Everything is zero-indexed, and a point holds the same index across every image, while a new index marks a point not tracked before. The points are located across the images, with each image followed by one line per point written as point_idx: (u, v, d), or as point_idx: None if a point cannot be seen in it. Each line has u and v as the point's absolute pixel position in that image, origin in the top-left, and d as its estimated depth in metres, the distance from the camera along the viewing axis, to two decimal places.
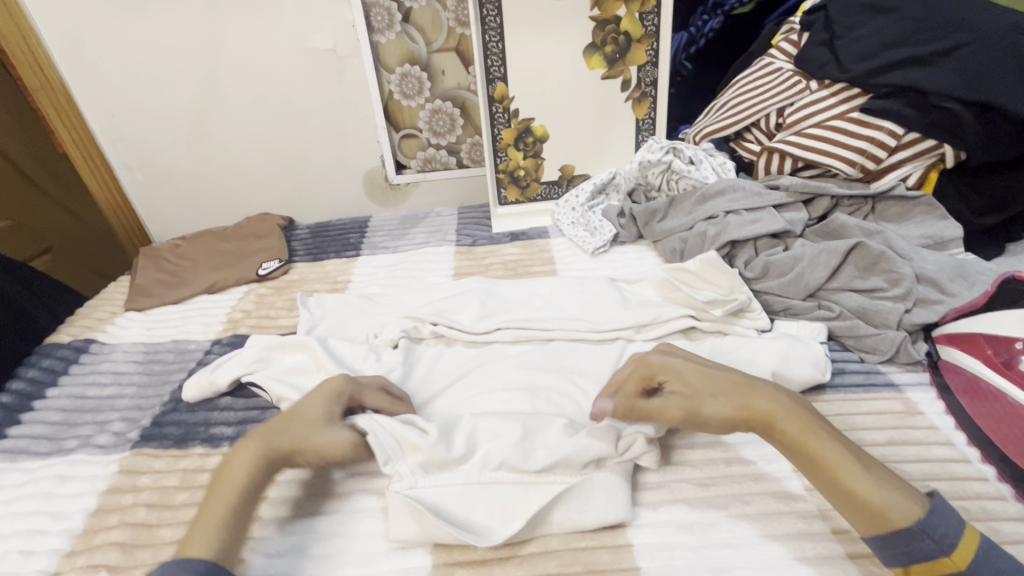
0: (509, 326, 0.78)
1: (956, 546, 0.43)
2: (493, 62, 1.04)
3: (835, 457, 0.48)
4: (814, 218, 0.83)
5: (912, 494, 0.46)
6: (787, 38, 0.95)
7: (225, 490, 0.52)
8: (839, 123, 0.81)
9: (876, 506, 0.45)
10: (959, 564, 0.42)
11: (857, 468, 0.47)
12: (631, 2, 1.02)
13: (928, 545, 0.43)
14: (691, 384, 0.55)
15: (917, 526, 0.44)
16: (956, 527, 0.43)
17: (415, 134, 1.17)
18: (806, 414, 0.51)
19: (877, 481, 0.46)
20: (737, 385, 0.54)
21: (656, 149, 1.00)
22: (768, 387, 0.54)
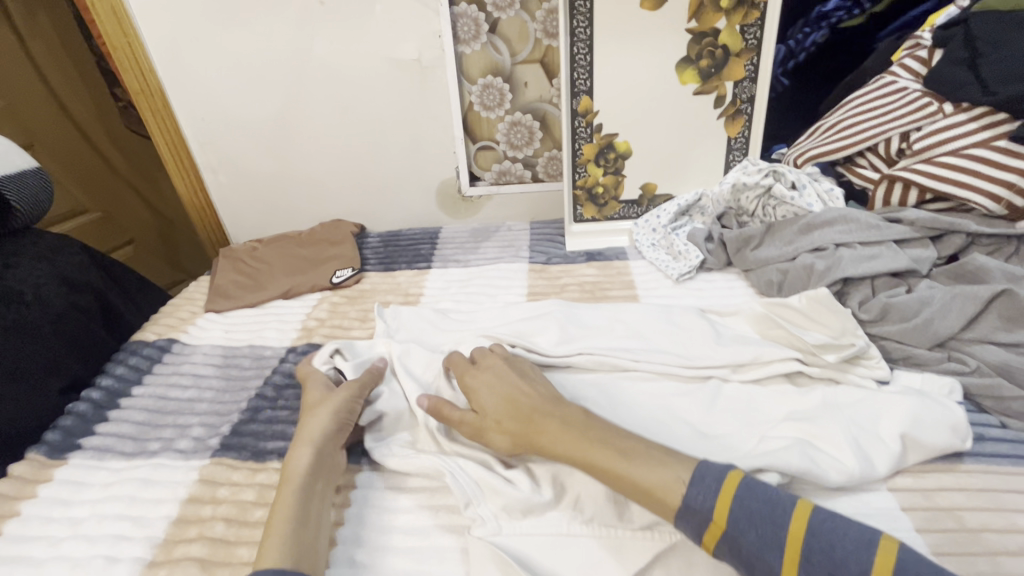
0: (591, 352, 0.72)
1: (715, 500, 0.46)
2: (580, 75, 1.00)
3: (600, 461, 0.52)
4: (943, 257, 0.74)
5: (682, 469, 0.49)
6: (913, 54, 0.86)
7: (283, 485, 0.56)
8: (981, 152, 0.71)
9: (650, 492, 0.48)
10: (722, 523, 0.45)
11: (623, 462, 0.51)
12: (733, 14, 0.95)
13: (693, 515, 0.46)
14: (481, 409, 0.61)
15: (681, 502, 0.47)
16: (718, 475, 0.47)
17: (491, 146, 1.15)
18: (579, 429, 0.55)
19: (641, 470, 0.50)
20: (522, 408, 0.59)
21: (753, 172, 0.93)
22: (548, 405, 0.58)
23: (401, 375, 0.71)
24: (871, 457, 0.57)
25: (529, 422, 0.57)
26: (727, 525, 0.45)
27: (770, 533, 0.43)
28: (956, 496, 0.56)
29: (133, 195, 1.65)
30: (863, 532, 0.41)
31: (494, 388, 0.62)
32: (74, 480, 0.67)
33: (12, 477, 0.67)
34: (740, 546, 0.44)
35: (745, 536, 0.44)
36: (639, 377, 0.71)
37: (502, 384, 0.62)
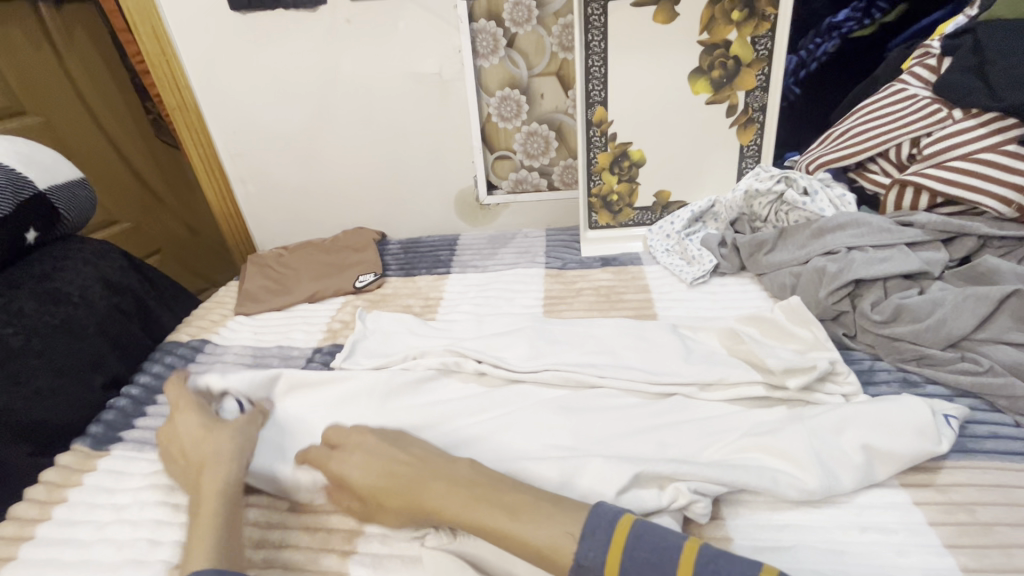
0: (558, 368, 0.75)
1: (607, 553, 0.46)
2: (594, 86, 1.04)
3: (485, 521, 0.50)
4: (955, 259, 0.75)
5: (570, 521, 0.48)
6: (922, 62, 0.87)
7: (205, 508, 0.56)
8: (991, 156, 0.73)
9: (539, 550, 0.47)
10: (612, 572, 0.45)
11: (510, 522, 0.49)
12: (744, 26, 0.98)
13: (586, 573, 0.46)
14: (359, 492, 0.56)
15: (573, 560, 0.46)
16: (608, 522, 0.47)
17: (508, 156, 1.19)
18: (460, 490, 0.53)
19: (527, 527, 0.48)
20: (399, 482, 0.55)
21: (766, 178, 0.96)
22: (430, 472, 0.55)
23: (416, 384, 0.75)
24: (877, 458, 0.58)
25: (410, 500, 0.54)
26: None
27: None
28: (970, 490, 0.57)
29: (141, 187, 1.65)
30: (744, 563, 0.43)
31: (352, 466, 0.57)
32: (117, 469, 0.71)
33: (59, 466, 0.71)
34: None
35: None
36: (605, 393, 0.74)
37: (358, 456, 0.58)
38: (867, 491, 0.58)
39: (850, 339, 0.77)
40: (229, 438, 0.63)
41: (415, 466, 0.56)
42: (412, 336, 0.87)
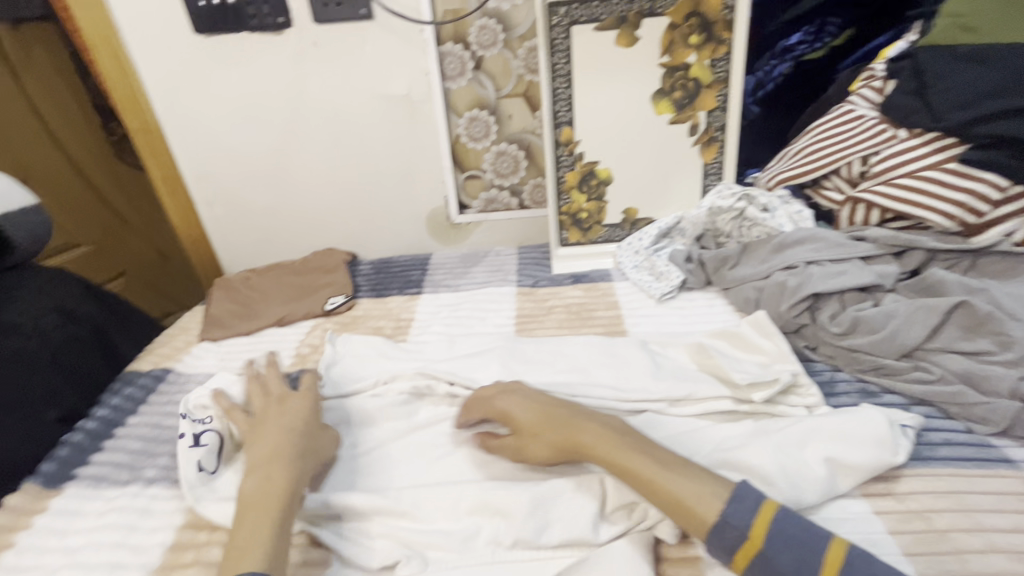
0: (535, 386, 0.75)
1: (753, 522, 0.50)
2: (561, 108, 1.06)
3: (637, 467, 0.56)
4: (906, 271, 0.78)
5: (716, 485, 0.53)
6: (868, 84, 0.92)
7: (264, 497, 0.56)
8: (932, 174, 0.77)
9: (681, 501, 0.52)
10: (758, 542, 0.49)
11: (664, 475, 0.54)
12: (702, 49, 1.02)
13: (729, 530, 0.50)
14: (518, 426, 0.64)
15: (719, 517, 0.51)
16: (756, 498, 0.51)
17: (478, 175, 1.19)
18: (611, 439, 0.59)
19: (674, 479, 0.54)
20: (556, 417, 0.62)
21: (728, 195, 0.98)
22: (585, 416, 0.62)
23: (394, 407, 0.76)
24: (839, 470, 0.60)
25: (565, 436, 0.61)
26: (764, 545, 0.49)
27: (801, 559, 0.47)
28: (925, 498, 0.59)
29: (89, 194, 1.57)
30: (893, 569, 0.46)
31: (535, 410, 0.64)
32: (71, 509, 0.68)
33: (8, 509, 0.68)
34: (770, 562, 0.48)
35: (775, 558, 0.48)
36: (579, 411, 0.73)
37: (547, 403, 0.65)
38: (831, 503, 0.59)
39: (812, 352, 0.79)
40: (296, 433, 0.64)
41: (583, 411, 0.63)
42: (381, 358, 0.85)
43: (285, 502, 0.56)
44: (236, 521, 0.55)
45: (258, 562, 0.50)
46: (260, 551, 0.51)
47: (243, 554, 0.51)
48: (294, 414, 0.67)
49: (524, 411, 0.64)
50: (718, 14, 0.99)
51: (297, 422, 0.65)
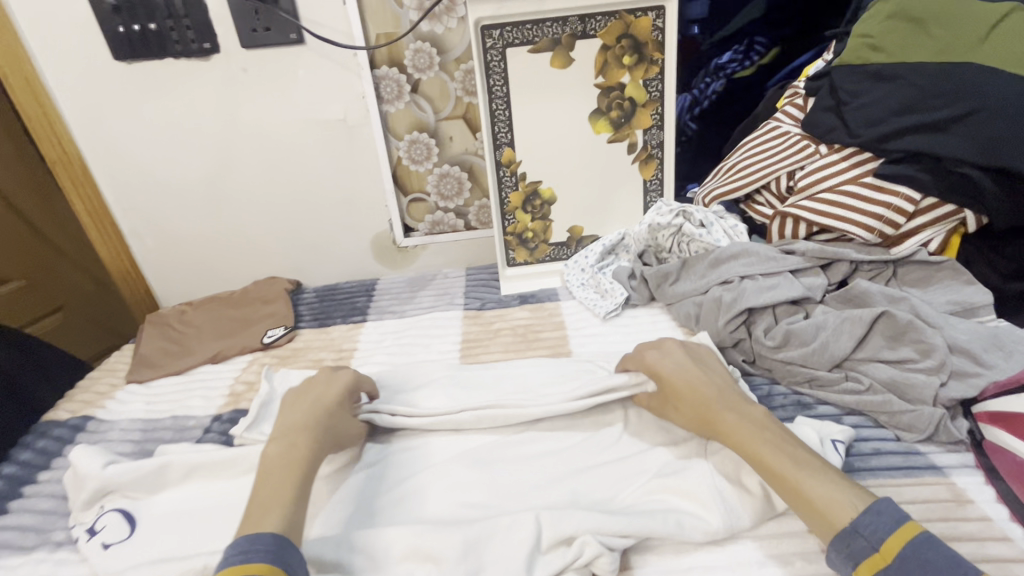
0: (481, 410, 0.73)
1: (886, 535, 0.49)
2: (500, 129, 1.06)
3: (766, 455, 0.57)
4: (833, 283, 0.80)
5: (857, 496, 0.52)
6: (792, 102, 0.95)
7: (289, 469, 0.59)
8: (852, 188, 0.79)
9: (815, 503, 0.53)
10: (888, 557, 0.48)
11: (800, 473, 0.55)
12: (635, 70, 1.04)
13: (858, 539, 0.50)
14: (665, 386, 0.69)
15: (850, 524, 0.50)
16: (897, 516, 0.50)
17: (423, 198, 1.18)
18: (757, 427, 0.61)
19: (814, 481, 0.54)
20: (702, 396, 0.65)
21: (666, 213, 0.99)
22: (727, 401, 0.64)
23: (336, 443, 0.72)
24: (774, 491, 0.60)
25: (705, 414, 0.64)
26: (897, 560, 0.47)
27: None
28: None
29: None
30: None
31: (697, 380, 0.67)
32: None
33: None
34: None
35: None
36: (524, 439, 0.72)
37: (715, 384, 0.67)
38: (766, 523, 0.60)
39: (750, 366, 0.80)
40: (325, 413, 0.67)
41: (728, 394, 0.66)
42: None
43: (306, 473, 0.59)
44: (257, 478, 0.58)
45: (275, 524, 0.53)
46: (278, 513, 0.54)
47: (262, 516, 0.53)
48: (325, 391, 0.70)
49: (681, 383, 0.68)
50: (649, 35, 1.01)
51: (323, 402, 0.68)
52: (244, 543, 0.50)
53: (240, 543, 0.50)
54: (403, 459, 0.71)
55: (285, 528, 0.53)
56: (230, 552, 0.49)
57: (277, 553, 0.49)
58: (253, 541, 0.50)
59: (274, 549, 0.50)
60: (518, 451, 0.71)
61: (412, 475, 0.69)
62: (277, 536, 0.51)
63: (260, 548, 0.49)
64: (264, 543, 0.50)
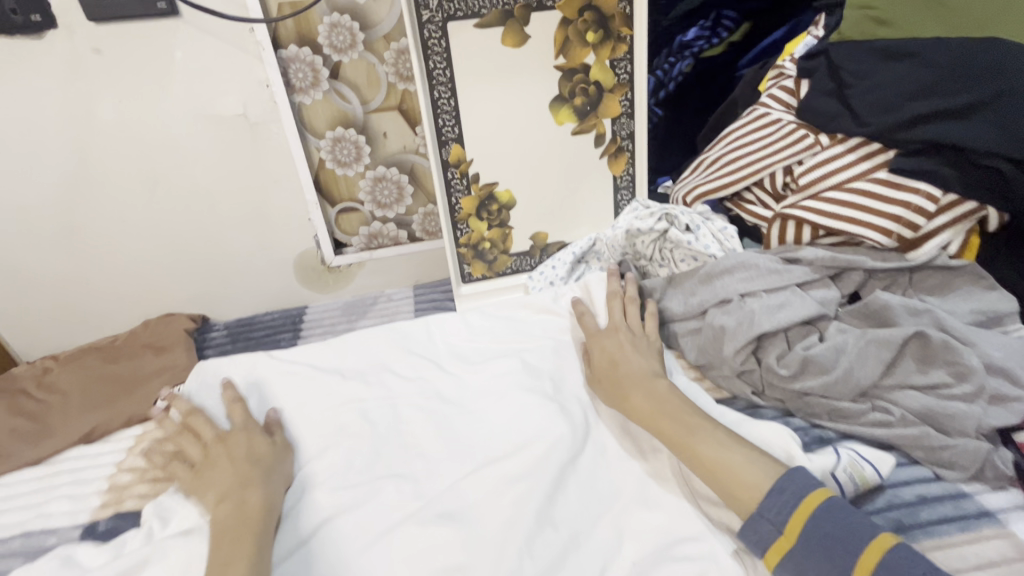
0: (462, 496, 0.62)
1: (788, 516, 0.52)
2: (445, 122, 0.88)
3: (674, 431, 0.61)
4: (845, 295, 0.70)
5: (765, 474, 0.55)
6: (778, 84, 0.84)
7: (243, 521, 0.58)
8: (864, 186, 0.69)
9: (720, 479, 0.56)
10: (792, 538, 0.51)
11: (698, 444, 0.59)
12: (600, 48, 0.88)
13: (766, 526, 0.52)
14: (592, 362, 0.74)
15: (759, 508, 0.53)
16: (796, 494, 0.53)
17: (355, 208, 0.98)
18: (661, 403, 0.64)
19: (718, 454, 0.58)
20: (617, 371, 0.70)
21: (646, 216, 0.86)
22: (640, 374, 0.69)
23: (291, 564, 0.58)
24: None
25: (619, 391, 0.68)
26: (799, 541, 0.51)
27: (839, 561, 0.48)
28: None
29: None
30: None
31: (618, 354, 0.72)
32: None
33: None
34: (805, 560, 0.50)
35: (812, 559, 0.50)
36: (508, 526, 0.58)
37: (632, 357, 0.71)
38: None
39: (759, 397, 0.70)
40: (248, 455, 0.65)
41: (641, 367, 0.70)
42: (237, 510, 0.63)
43: (261, 527, 0.58)
44: (213, 547, 0.56)
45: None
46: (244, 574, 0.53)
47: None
48: (246, 436, 0.67)
49: (602, 360, 0.73)
50: (615, 7, 0.86)
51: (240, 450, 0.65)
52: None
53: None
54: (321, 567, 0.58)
55: None
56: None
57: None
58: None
59: None
60: (500, 542, 0.58)
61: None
62: None
63: None
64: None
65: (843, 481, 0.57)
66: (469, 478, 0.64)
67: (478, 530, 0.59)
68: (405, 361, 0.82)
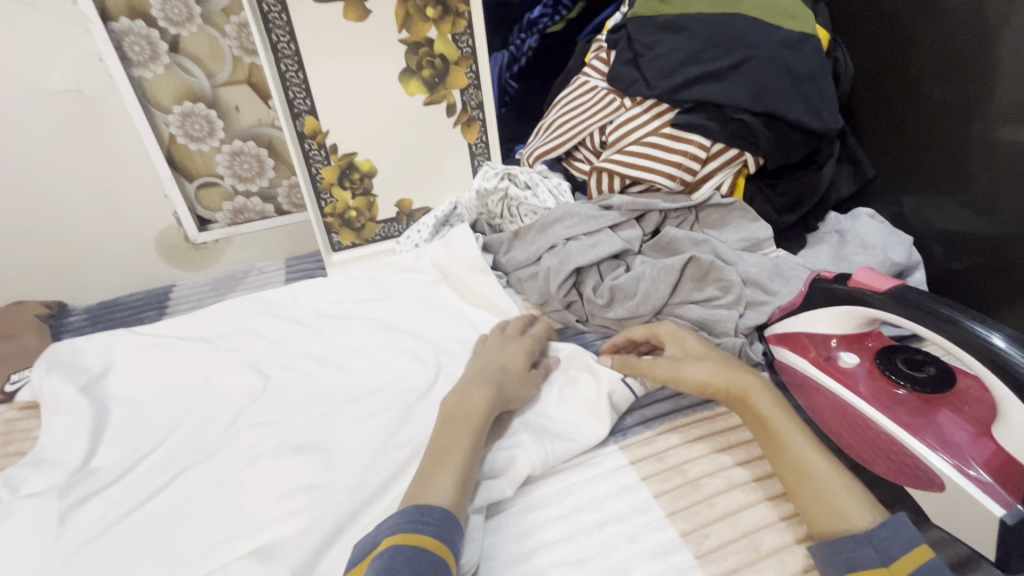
0: (316, 429, 0.68)
1: (901, 553, 0.45)
2: (295, 94, 0.92)
3: (783, 432, 0.56)
4: (647, 233, 0.84)
5: (871, 509, 0.49)
6: (598, 56, 0.95)
7: (467, 419, 0.58)
8: (654, 139, 0.82)
9: (830, 498, 0.50)
10: (898, 573, 0.44)
11: (813, 454, 0.54)
12: (440, 23, 0.95)
13: (870, 545, 0.46)
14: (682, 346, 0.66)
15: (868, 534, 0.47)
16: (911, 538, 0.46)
17: (215, 182, 1.00)
18: (773, 402, 0.59)
19: (831, 471, 0.52)
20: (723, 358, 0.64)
21: (492, 176, 0.95)
22: (744, 370, 0.62)
23: (188, 517, 0.59)
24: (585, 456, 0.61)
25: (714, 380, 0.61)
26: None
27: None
28: (682, 450, 0.61)
29: None
30: None
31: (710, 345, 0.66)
32: None
33: None
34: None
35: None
36: (351, 449, 0.65)
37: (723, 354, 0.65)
38: (587, 466, 0.61)
39: (584, 324, 0.82)
40: (499, 364, 0.66)
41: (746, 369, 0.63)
42: (94, 468, 0.66)
43: (481, 429, 0.58)
44: (441, 421, 0.60)
45: (441, 496, 0.52)
46: (450, 475, 0.53)
47: (434, 484, 0.52)
48: (518, 347, 0.69)
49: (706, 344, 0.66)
50: None
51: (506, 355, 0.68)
52: (384, 566, 0.45)
53: (409, 512, 0.50)
54: (174, 504, 0.61)
55: (452, 502, 0.52)
56: (399, 519, 0.49)
57: (442, 529, 0.49)
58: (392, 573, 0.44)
59: (444, 526, 0.49)
60: (351, 461, 0.63)
61: (186, 530, 0.58)
62: (443, 509, 0.50)
63: (412, 517, 0.49)
64: (436, 517, 0.49)
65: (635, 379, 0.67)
66: (329, 415, 0.70)
67: (334, 456, 0.64)
68: (271, 325, 0.85)
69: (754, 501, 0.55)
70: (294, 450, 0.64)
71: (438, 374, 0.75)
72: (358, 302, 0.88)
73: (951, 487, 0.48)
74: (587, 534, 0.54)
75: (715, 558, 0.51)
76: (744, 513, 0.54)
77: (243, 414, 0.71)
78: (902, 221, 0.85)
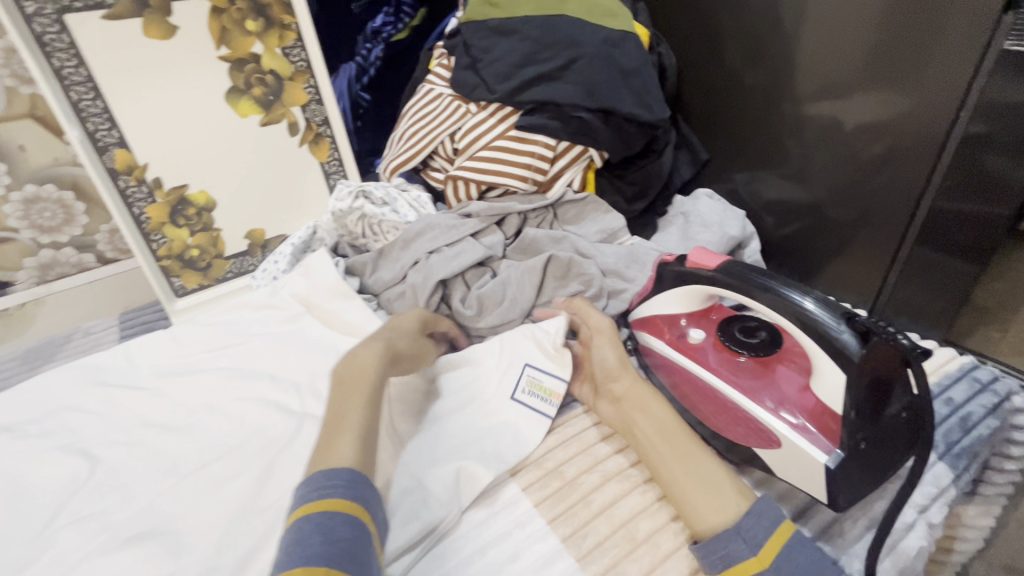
0: (155, 509, 0.59)
1: (766, 541, 0.46)
2: (97, 124, 0.80)
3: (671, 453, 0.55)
4: (509, 236, 0.84)
5: (738, 500, 0.50)
6: (440, 63, 0.93)
7: (358, 385, 0.56)
8: (502, 143, 0.81)
9: (708, 499, 0.50)
10: (766, 562, 0.45)
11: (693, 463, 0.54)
12: (265, 36, 0.87)
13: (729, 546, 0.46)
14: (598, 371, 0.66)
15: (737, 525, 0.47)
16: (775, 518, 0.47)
17: (12, 237, 0.99)
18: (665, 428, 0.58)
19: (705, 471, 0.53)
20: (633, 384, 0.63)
21: (345, 195, 0.90)
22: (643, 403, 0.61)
23: None
24: (468, 475, 0.57)
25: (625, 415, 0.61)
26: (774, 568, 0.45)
27: None
28: (559, 453, 0.61)
29: None
30: None
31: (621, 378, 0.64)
32: None
33: None
34: None
35: None
36: (199, 520, 0.57)
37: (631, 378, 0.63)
38: None
39: None
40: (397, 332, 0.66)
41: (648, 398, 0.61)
42: None
43: (376, 382, 0.57)
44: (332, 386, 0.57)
45: (348, 457, 0.47)
46: (352, 432, 0.50)
47: (337, 445, 0.48)
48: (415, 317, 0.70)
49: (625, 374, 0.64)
50: None
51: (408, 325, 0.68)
52: (292, 538, 0.39)
53: (317, 479, 0.44)
54: None
55: (362, 459, 0.47)
56: (305, 487, 0.43)
57: (353, 488, 0.44)
58: (300, 544, 0.39)
59: (357, 484, 0.44)
60: (198, 535, 0.56)
61: None
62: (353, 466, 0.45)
63: (319, 484, 0.43)
64: (343, 478, 0.44)
65: (530, 403, 0.64)
66: (174, 490, 0.60)
67: (181, 536, 0.56)
68: (92, 394, 0.72)
69: (629, 490, 0.56)
70: (128, 535, 0.56)
71: (304, 418, 0.68)
72: (204, 349, 0.79)
73: (788, 444, 0.52)
74: (468, 563, 0.52)
75: (595, 558, 0.51)
76: (620, 505, 0.55)
77: (57, 509, 0.60)
78: (736, 195, 0.93)
